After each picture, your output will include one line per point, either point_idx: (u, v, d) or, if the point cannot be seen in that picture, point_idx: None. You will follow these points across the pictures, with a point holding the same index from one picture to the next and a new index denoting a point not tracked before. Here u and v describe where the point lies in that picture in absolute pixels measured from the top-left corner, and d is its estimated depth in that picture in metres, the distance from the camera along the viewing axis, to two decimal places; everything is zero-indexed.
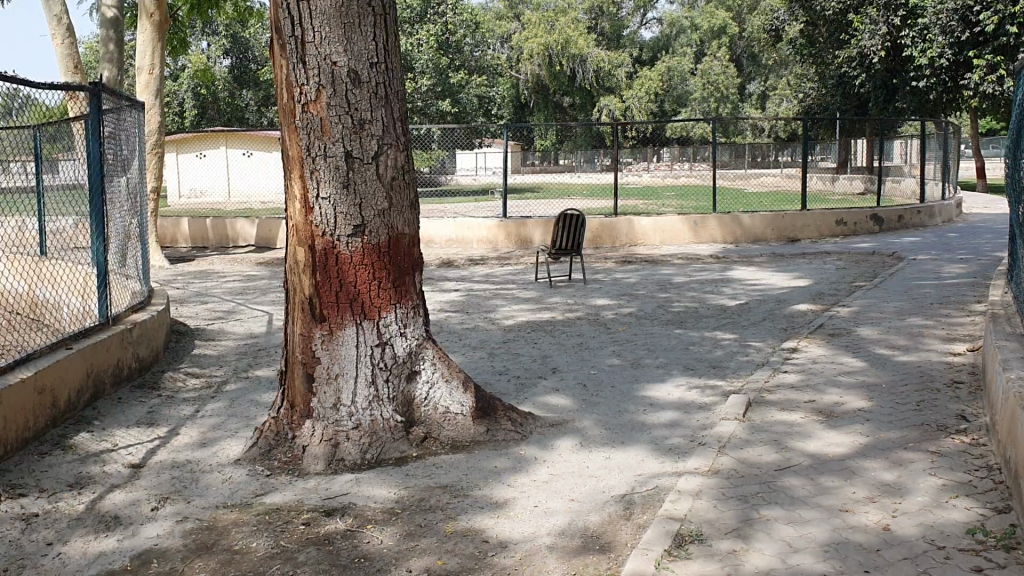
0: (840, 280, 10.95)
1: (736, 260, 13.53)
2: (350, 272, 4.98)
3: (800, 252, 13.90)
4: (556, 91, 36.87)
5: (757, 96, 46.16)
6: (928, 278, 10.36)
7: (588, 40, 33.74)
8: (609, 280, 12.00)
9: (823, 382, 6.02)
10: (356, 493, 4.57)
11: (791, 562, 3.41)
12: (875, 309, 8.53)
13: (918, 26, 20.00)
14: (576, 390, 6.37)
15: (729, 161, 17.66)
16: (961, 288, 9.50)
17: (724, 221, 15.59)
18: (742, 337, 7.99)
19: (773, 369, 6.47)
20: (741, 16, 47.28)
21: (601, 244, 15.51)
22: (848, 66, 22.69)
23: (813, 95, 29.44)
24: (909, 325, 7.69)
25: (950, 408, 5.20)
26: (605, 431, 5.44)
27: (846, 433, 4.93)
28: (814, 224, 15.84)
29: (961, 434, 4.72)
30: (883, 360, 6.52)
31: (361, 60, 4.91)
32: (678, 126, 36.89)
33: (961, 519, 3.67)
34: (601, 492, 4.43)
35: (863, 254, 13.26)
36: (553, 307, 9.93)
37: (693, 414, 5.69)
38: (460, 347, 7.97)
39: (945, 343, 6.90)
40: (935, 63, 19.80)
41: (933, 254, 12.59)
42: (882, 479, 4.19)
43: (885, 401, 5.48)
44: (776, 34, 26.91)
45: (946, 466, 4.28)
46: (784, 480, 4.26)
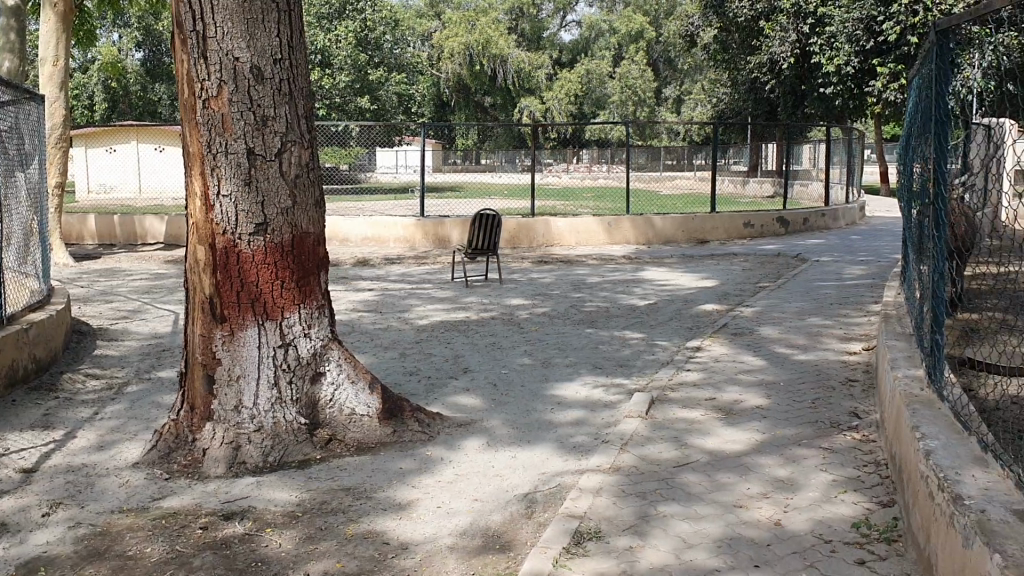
0: (745, 281, 11.20)
1: (648, 261, 13.76)
2: (251, 271, 4.89)
3: (710, 254, 14.22)
4: (476, 90, 37.04)
5: (673, 100, 47.18)
6: (829, 279, 10.67)
7: (509, 40, 33.89)
8: (524, 279, 12.05)
9: (723, 380, 6.16)
10: (258, 496, 4.50)
11: (685, 558, 3.48)
12: (777, 310, 8.76)
13: (826, 35, 20.61)
14: (486, 390, 6.38)
15: (645, 164, 18.02)
16: (860, 289, 9.83)
17: (637, 223, 15.81)
18: (650, 337, 8.11)
19: (677, 369, 6.58)
20: (657, 20, 48.21)
21: (518, 245, 15.57)
22: (759, 72, 23.42)
23: (726, 101, 30.20)
24: (808, 325, 7.92)
25: (843, 406, 5.37)
26: (512, 430, 5.44)
27: (744, 431, 5.04)
28: (723, 226, 16.20)
29: (854, 431, 4.88)
30: (781, 359, 6.69)
31: (264, 56, 4.83)
32: (597, 129, 37.44)
33: (848, 514, 3.79)
34: (504, 491, 4.44)
35: (769, 256, 13.60)
36: (468, 307, 9.93)
37: (599, 412, 5.75)
38: (371, 347, 7.92)
39: (842, 343, 7.13)
40: (842, 70, 20.47)
41: (836, 256, 13.00)
42: (776, 476, 4.30)
43: (781, 399, 5.62)
44: (691, 40, 27.42)
45: (836, 463, 4.42)
46: (682, 477, 4.35)
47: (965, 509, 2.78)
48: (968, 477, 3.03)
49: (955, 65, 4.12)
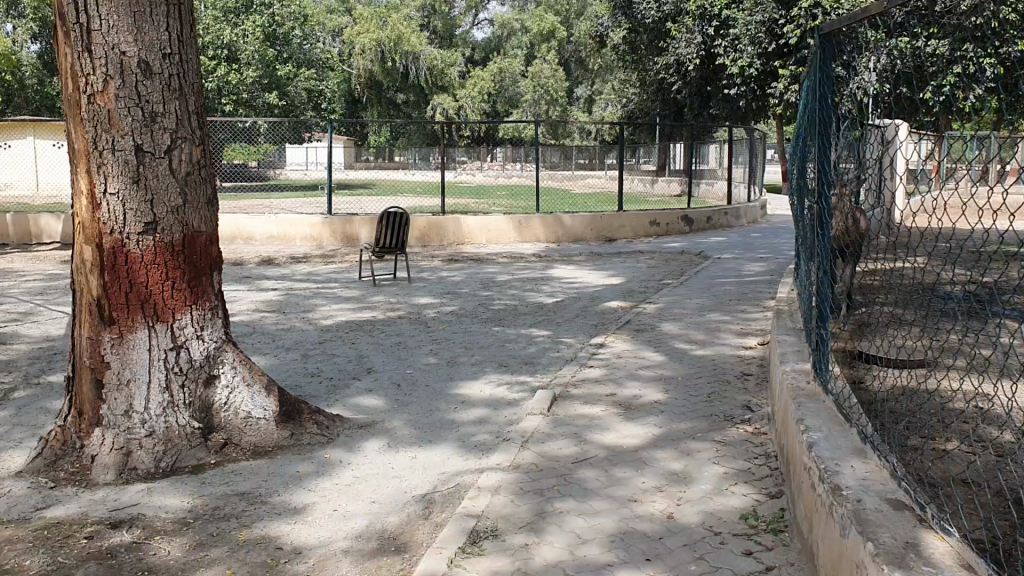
0: (650, 278, 11.38)
1: (556, 259, 13.87)
2: (141, 272, 4.74)
3: (617, 252, 14.40)
4: (388, 87, 36.69)
5: (585, 99, 47.62)
6: (729, 276, 10.93)
7: (421, 37, 33.61)
8: (433, 278, 12.01)
9: (624, 376, 6.25)
10: (148, 503, 4.37)
11: (579, 554, 3.51)
12: (678, 306, 8.93)
13: (730, 37, 21.04)
14: (389, 390, 6.33)
15: (558, 163, 18.17)
16: (759, 285, 10.09)
17: (546, 221, 15.89)
18: (555, 334, 8.17)
19: (580, 365, 6.64)
20: (568, 20, 48.58)
21: (428, 243, 15.50)
22: (666, 73, 23.85)
23: (635, 101, 30.65)
24: (708, 321, 8.09)
25: (738, 399, 5.50)
26: (414, 430, 5.41)
27: (643, 425, 5.12)
28: (630, 224, 16.43)
29: (746, 424, 5.00)
30: (680, 355, 6.82)
31: (151, 51, 4.69)
32: (510, 127, 37.53)
33: (739, 506, 3.87)
34: (402, 492, 4.41)
35: (674, 253, 13.86)
36: (374, 306, 9.84)
37: (502, 410, 5.76)
38: (273, 348, 7.78)
39: (738, 338, 7.30)
40: (746, 71, 20.91)
41: (737, 253, 13.32)
42: (671, 469, 4.37)
43: (679, 394, 5.73)
44: (600, 41, 27.70)
45: (729, 455, 4.51)
46: (580, 473, 4.38)
47: (842, 499, 2.87)
48: (847, 467, 3.13)
49: (839, 66, 4.15)
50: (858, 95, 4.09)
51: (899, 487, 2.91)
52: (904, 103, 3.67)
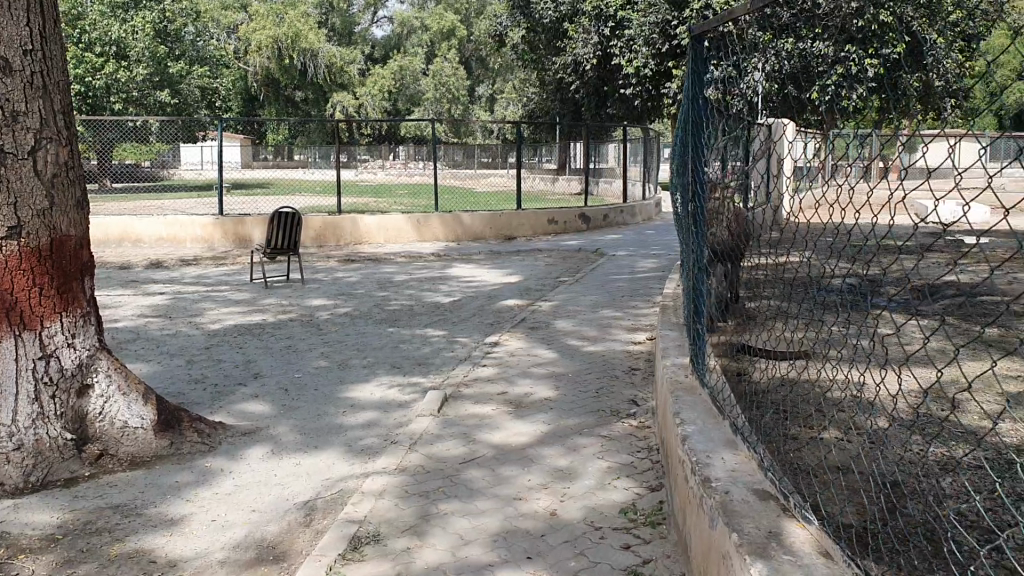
0: (547, 276, 11.47)
1: (454, 258, 13.85)
2: (5, 278, 4.52)
3: (516, 250, 14.47)
4: (286, 86, 35.93)
5: (486, 98, 47.65)
6: (624, 273, 11.09)
7: (319, 35, 32.91)
8: (328, 279, 11.83)
9: (516, 374, 6.27)
10: (14, 520, 4.16)
11: (461, 555, 3.49)
12: (573, 303, 9.02)
13: (625, 38, 21.32)
14: (276, 395, 6.20)
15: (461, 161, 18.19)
16: (651, 282, 10.27)
17: (446, 220, 15.82)
18: (450, 333, 8.15)
19: (472, 365, 6.63)
20: (468, 19, 48.51)
21: (324, 243, 15.28)
22: (564, 73, 24.04)
23: (535, 101, 30.82)
24: (600, 317, 8.20)
25: (625, 394, 5.59)
26: (300, 435, 5.32)
27: (530, 423, 5.14)
28: (529, 223, 16.52)
29: (631, 419, 5.07)
30: (572, 351, 6.88)
31: (11, 47, 4.48)
32: (411, 126, 37.27)
33: (620, 500, 3.92)
34: (284, 500, 4.32)
35: (570, 251, 14.00)
36: (266, 309, 9.64)
37: (391, 412, 5.71)
38: (158, 355, 7.54)
39: (629, 333, 7.42)
40: (641, 72, 21.22)
41: (631, 251, 13.54)
42: (557, 466, 4.40)
43: (569, 390, 5.78)
44: (500, 40, 27.74)
45: (614, 450, 4.57)
46: (467, 473, 4.37)
47: (711, 491, 2.93)
48: (718, 459, 3.20)
49: (729, 65, 4.00)
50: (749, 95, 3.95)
51: (766, 478, 2.99)
52: (791, 101, 3.62)
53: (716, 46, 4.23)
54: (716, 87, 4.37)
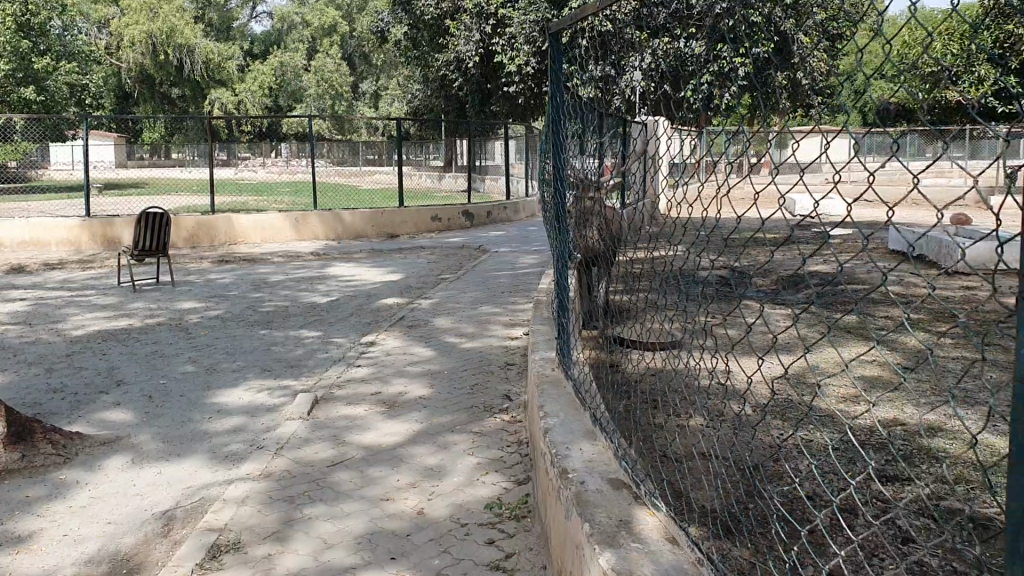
0: (427, 274, 11.42)
1: (335, 257, 13.66)
2: None
3: (397, 248, 14.37)
4: (161, 82, 34.69)
5: (371, 95, 47.12)
6: (504, 269, 11.14)
7: (196, 30, 31.84)
8: (202, 281, 11.49)
9: (390, 373, 6.21)
10: None
11: (323, 559, 3.43)
12: (451, 300, 9.01)
13: (507, 36, 21.39)
14: (139, 403, 5.98)
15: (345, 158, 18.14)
16: (530, 277, 10.36)
17: (325, 218, 15.60)
18: (325, 334, 8.03)
19: (346, 365, 6.55)
20: (351, 14, 47.84)
21: (198, 244, 14.83)
22: (447, 70, 23.93)
23: (420, 98, 30.63)
24: (478, 314, 8.21)
25: (498, 390, 5.61)
26: (162, 443, 5.14)
27: (402, 422, 5.11)
28: (410, 220, 16.42)
29: (503, 414, 5.10)
30: (448, 349, 6.87)
31: None
32: (294, 123, 36.53)
33: (486, 496, 3.94)
34: (143, 511, 4.17)
35: (452, 248, 13.99)
36: (134, 313, 9.29)
37: (260, 417, 5.57)
38: (14, 364, 7.17)
39: (505, 329, 7.46)
40: (523, 70, 21.32)
41: (513, 247, 13.61)
42: (426, 465, 4.38)
43: (442, 388, 5.76)
44: (382, 37, 27.50)
45: (483, 447, 4.58)
46: (334, 476, 4.30)
47: (568, 482, 2.96)
48: (576, 451, 3.26)
49: (609, 64, 3.91)
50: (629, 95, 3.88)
51: (621, 467, 3.06)
52: (663, 99, 3.62)
53: (591, 40, 4.19)
54: (593, 86, 4.29)
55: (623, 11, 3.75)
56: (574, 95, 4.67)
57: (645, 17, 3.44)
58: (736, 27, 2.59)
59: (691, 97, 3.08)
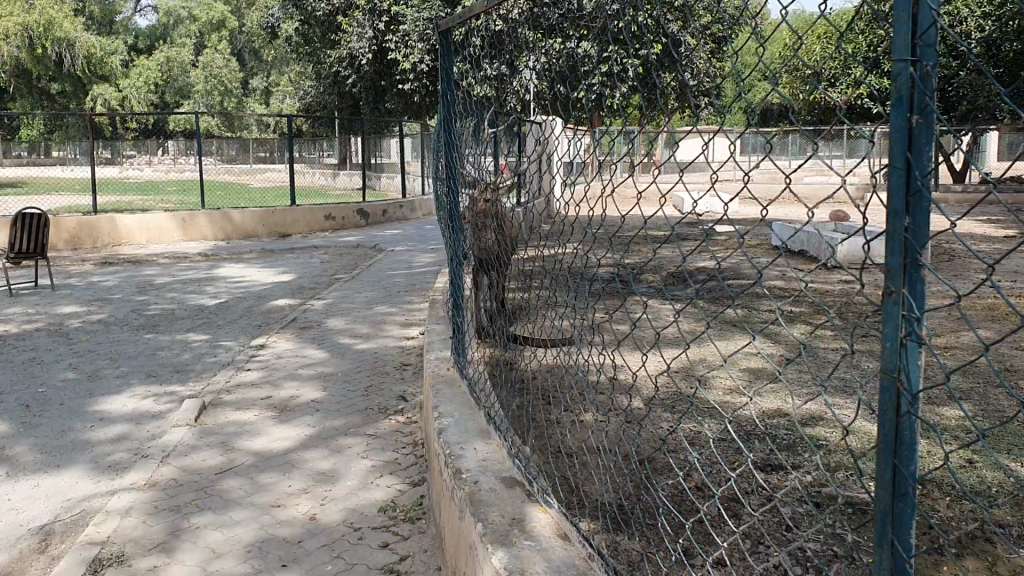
0: (320, 274, 11.25)
1: (225, 257, 13.32)
2: None
3: (290, 247, 14.10)
4: (38, 77, 33.15)
5: (261, 92, 46.11)
6: (400, 268, 11.06)
7: (75, 23, 30.54)
8: (83, 284, 11.04)
9: (282, 376, 6.09)
10: None
11: (211, 570, 3.34)
12: (345, 300, 8.90)
13: (401, 33, 21.23)
14: (14, 412, 5.70)
15: (236, 155, 18.09)
16: (425, 276, 10.32)
17: (214, 217, 15.20)
18: (215, 337, 7.82)
19: (236, 369, 6.39)
20: (239, 9, 46.69)
21: (79, 245, 14.24)
22: (339, 67, 23.59)
23: (312, 95, 30.13)
24: (373, 314, 8.13)
25: (393, 391, 5.57)
26: (39, 455, 4.91)
27: (294, 426, 5.01)
28: (303, 219, 16.14)
29: (398, 415, 5.07)
30: (342, 350, 6.78)
31: None
32: (181, 120, 35.43)
33: (380, 499, 3.90)
34: (18, 526, 3.97)
35: (347, 247, 13.82)
36: (8, 319, 8.85)
37: (145, 424, 5.38)
38: None
39: (400, 329, 7.41)
40: (417, 68, 21.21)
41: (408, 246, 13.53)
42: (319, 469, 4.31)
43: (336, 390, 5.68)
44: (272, 32, 26.93)
45: (377, 449, 4.53)
46: (224, 483, 4.19)
47: (461, 482, 2.96)
48: (470, 450, 3.26)
49: (502, 63, 3.91)
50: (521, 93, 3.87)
51: (514, 466, 3.07)
52: (557, 97, 3.64)
53: (484, 37, 4.17)
54: (486, 84, 4.28)
55: (516, 9, 3.74)
56: (468, 93, 4.65)
57: (537, 17, 3.45)
58: (625, 28, 2.61)
59: (583, 97, 3.10)
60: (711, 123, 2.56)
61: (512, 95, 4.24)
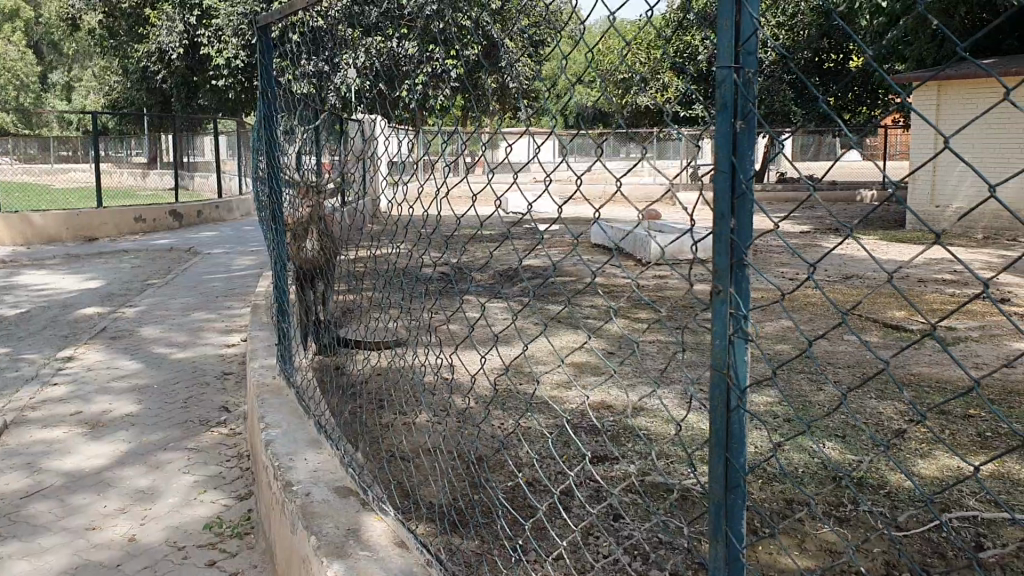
0: (132, 279, 10.67)
1: (25, 264, 12.40)
2: None
3: (97, 252, 13.31)
4: None
5: (61, 87, 43.25)
6: (218, 272, 10.65)
7: None
8: None
9: (92, 390, 5.72)
10: None
11: None
12: (160, 307, 8.48)
13: (213, 27, 20.42)
14: None
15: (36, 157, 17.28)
16: (246, 280, 9.99)
17: (10, 221, 14.09)
18: (15, 350, 7.25)
19: (40, 384, 5.95)
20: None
21: None
22: (148, 61, 22.44)
23: (118, 90, 28.53)
24: (191, 321, 7.79)
25: (215, 401, 5.35)
26: None
27: (108, 442, 4.72)
28: (112, 222, 15.23)
29: (221, 427, 4.87)
30: (158, 360, 6.45)
31: None
32: None
33: (205, 515, 3.73)
34: None
35: (160, 251, 13.19)
36: None
37: None
38: None
39: (221, 336, 7.13)
40: (232, 64, 20.48)
41: (227, 248, 13.06)
42: (137, 487, 4.07)
43: (153, 403, 5.40)
44: (72, 23, 25.27)
45: (200, 463, 4.34)
46: (30, 508, 3.89)
47: (292, 494, 2.87)
48: (300, 461, 3.18)
49: (320, 60, 3.81)
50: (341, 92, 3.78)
51: (346, 474, 3.02)
52: (380, 98, 3.58)
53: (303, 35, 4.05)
54: (305, 81, 4.16)
55: (337, 6, 3.65)
56: (287, 91, 4.51)
57: (357, 14, 3.38)
58: (446, 29, 2.60)
59: (406, 97, 3.06)
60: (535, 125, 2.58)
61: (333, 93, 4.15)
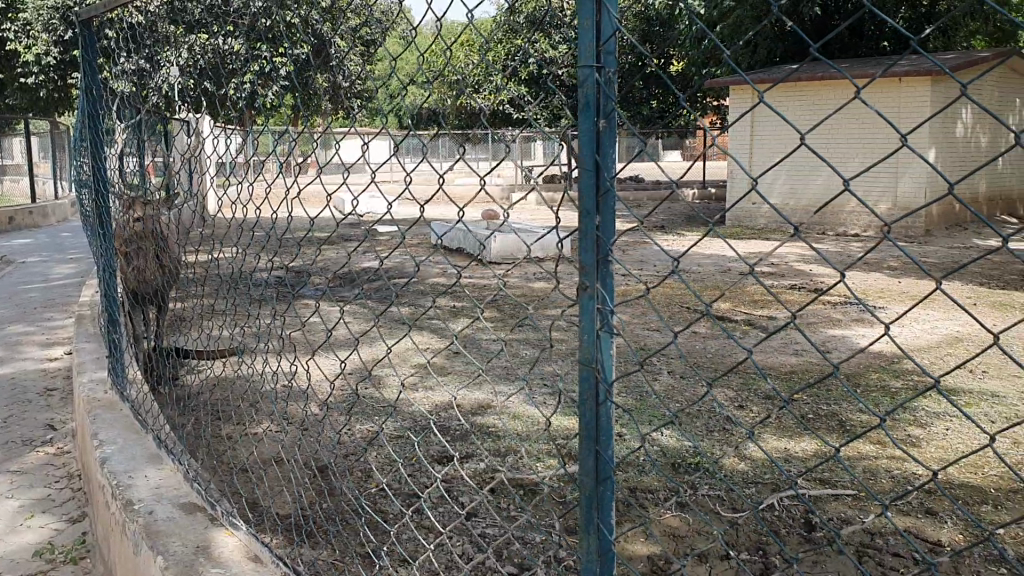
0: None
1: None
2: None
3: None
4: None
5: None
6: (35, 282, 9.98)
7: None
8: None
9: None
10: None
11: None
12: None
13: (20, 21, 19.07)
14: None
15: None
16: (67, 290, 9.41)
17: None
18: None
19: None
20: None
21: None
22: None
23: None
24: (7, 334, 7.26)
25: (39, 420, 5.01)
26: None
27: None
28: None
29: (47, 446, 4.57)
30: None
31: None
32: None
33: (33, 541, 3.48)
34: None
35: None
36: None
37: None
38: None
39: (42, 350, 6.69)
40: (42, 61, 19.21)
41: (44, 257, 12.26)
42: None
43: None
44: None
45: (25, 485, 4.06)
46: None
47: (134, 514, 2.72)
48: (141, 478, 3.02)
49: (141, 57, 3.61)
50: (165, 92, 3.59)
51: (191, 490, 2.89)
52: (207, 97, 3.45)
53: (121, 31, 3.84)
54: (126, 80, 3.93)
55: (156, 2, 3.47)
56: (107, 90, 4.25)
57: (180, 10, 3.23)
58: (277, 25, 2.52)
59: (236, 97, 2.96)
60: (372, 125, 2.56)
61: (157, 93, 3.94)
